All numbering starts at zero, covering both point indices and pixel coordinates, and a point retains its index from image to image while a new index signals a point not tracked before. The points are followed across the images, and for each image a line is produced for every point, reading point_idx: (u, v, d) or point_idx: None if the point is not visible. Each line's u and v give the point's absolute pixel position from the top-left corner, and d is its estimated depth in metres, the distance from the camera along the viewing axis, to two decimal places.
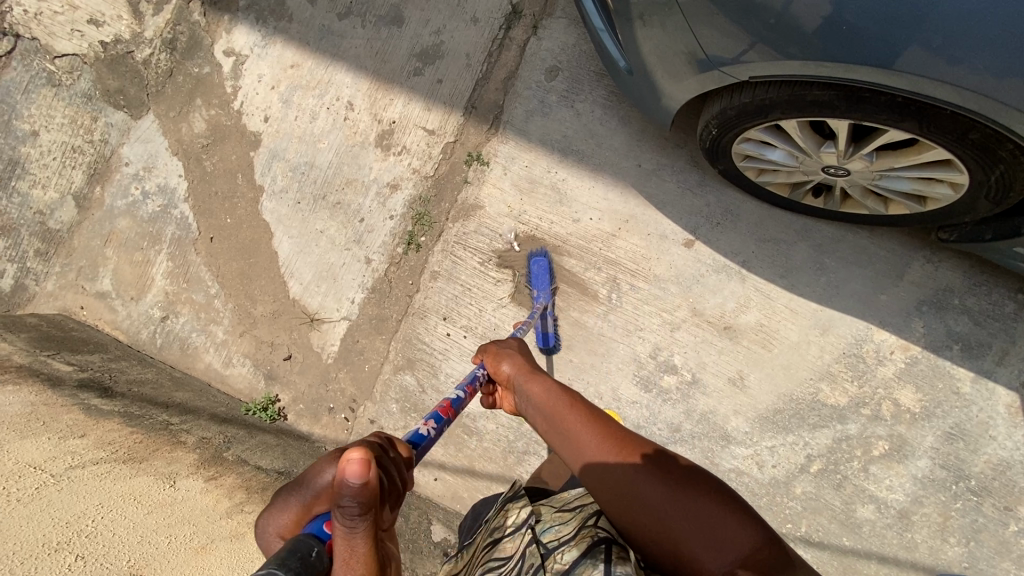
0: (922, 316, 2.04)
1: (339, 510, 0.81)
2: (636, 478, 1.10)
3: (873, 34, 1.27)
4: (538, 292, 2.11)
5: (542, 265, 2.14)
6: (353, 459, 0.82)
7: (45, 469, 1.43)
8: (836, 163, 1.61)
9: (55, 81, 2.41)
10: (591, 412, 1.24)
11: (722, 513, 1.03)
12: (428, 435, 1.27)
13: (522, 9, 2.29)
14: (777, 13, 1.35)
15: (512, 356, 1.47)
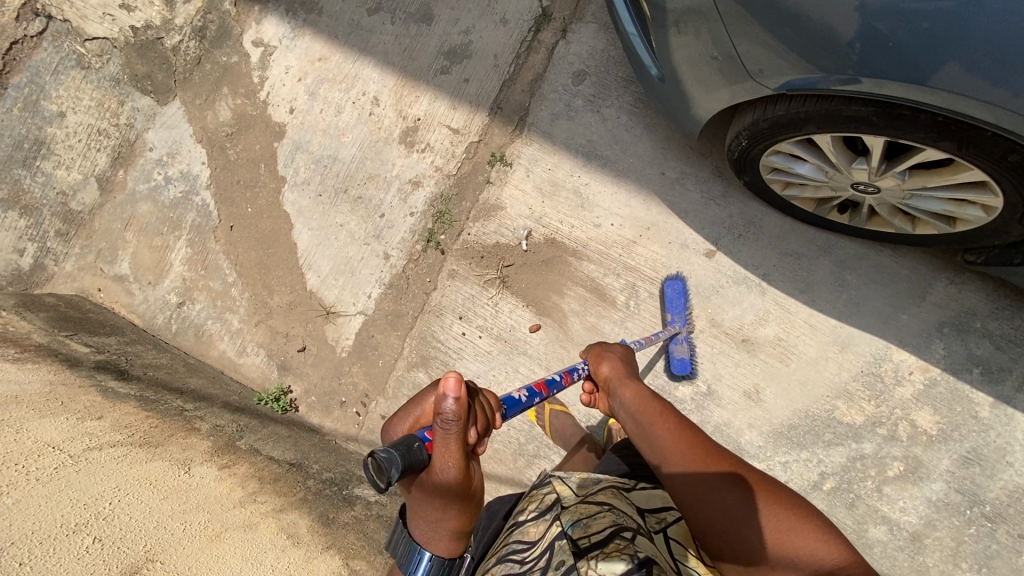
0: (942, 337, 2.02)
1: (437, 415, 0.99)
2: (716, 485, 1.15)
3: (913, 50, 1.26)
4: (671, 315, 2.06)
5: (677, 288, 2.07)
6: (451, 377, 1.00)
7: (63, 449, 1.43)
8: (867, 179, 1.60)
9: (84, 64, 2.42)
10: (675, 416, 1.30)
11: (797, 527, 1.10)
12: (518, 400, 1.42)
13: (553, 12, 2.28)
14: (817, 26, 1.34)
15: (613, 361, 1.54)
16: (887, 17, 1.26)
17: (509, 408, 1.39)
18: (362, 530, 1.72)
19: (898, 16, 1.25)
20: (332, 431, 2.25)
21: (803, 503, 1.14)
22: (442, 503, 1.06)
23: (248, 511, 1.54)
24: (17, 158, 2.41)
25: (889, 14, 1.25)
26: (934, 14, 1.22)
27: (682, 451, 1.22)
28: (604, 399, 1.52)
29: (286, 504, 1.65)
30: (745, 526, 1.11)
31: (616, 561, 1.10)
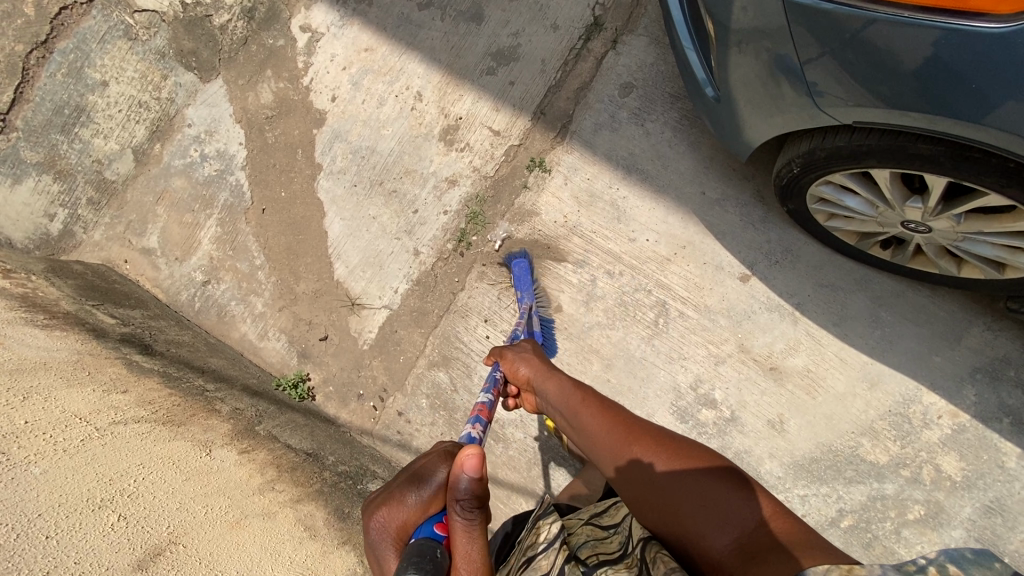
0: (974, 383, 1.99)
1: (460, 500, 1.04)
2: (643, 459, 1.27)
3: (989, 91, 1.22)
4: (520, 293, 2.12)
5: (524, 266, 2.14)
6: (471, 455, 1.04)
7: (89, 421, 1.42)
8: (920, 219, 1.57)
9: (132, 35, 2.42)
10: (602, 402, 1.43)
11: (722, 492, 1.16)
12: (478, 438, 1.46)
13: (605, 22, 2.27)
14: (892, 57, 1.30)
15: (527, 360, 1.62)
16: (967, 54, 1.22)
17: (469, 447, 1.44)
18: None
19: (977, 55, 1.21)
20: (347, 423, 2.22)
21: (737, 473, 1.20)
22: None
23: (267, 499, 1.53)
24: (56, 123, 2.40)
25: (965, 51, 1.22)
26: (1014, 55, 1.18)
27: (609, 432, 1.35)
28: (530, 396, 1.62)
29: (302, 495, 1.63)
30: (672, 495, 1.19)
31: (622, 574, 1.16)
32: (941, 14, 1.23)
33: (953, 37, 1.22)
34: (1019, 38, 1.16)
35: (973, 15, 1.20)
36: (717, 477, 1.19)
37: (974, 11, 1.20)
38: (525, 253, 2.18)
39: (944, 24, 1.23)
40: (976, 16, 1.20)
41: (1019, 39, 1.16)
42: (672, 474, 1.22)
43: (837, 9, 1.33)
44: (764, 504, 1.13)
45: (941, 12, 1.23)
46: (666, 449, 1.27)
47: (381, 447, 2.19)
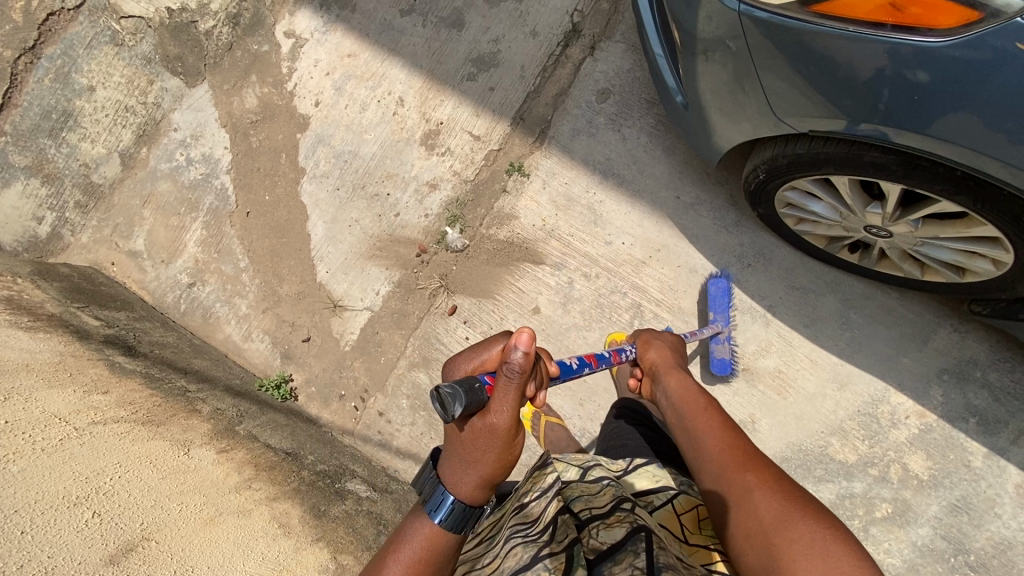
0: (941, 385, 2.03)
1: (504, 364, 0.98)
2: (751, 487, 1.12)
3: (931, 103, 1.26)
4: (714, 315, 2.05)
5: (722, 288, 2.06)
6: (526, 330, 0.99)
7: (69, 421, 1.46)
8: (880, 223, 1.61)
9: (118, 40, 2.45)
10: (727, 419, 1.33)
11: (835, 551, 0.97)
12: (571, 367, 1.49)
13: (583, 29, 2.30)
14: (845, 68, 1.33)
15: (658, 347, 1.68)
16: (913, 68, 1.25)
17: (563, 373, 1.46)
18: (351, 525, 1.72)
19: (922, 68, 1.24)
20: (329, 423, 2.26)
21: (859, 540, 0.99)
22: (483, 449, 1.04)
23: (243, 497, 1.56)
24: (43, 127, 2.44)
25: (911, 64, 1.25)
26: (956, 69, 1.21)
27: (723, 446, 1.25)
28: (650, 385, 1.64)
29: (279, 493, 1.67)
30: (775, 534, 1.03)
31: (617, 528, 1.11)
32: (884, 28, 1.25)
33: (898, 51, 1.25)
34: (956, 53, 1.20)
35: (914, 30, 1.23)
36: (832, 534, 1.00)
37: (916, 26, 1.23)
38: (727, 276, 2.09)
39: (888, 38, 1.26)
40: (917, 30, 1.23)
41: (960, 55, 1.20)
42: (781, 512, 1.06)
43: (790, 24, 1.37)
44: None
45: (886, 27, 1.26)
46: (780, 488, 1.11)
47: (362, 446, 2.23)
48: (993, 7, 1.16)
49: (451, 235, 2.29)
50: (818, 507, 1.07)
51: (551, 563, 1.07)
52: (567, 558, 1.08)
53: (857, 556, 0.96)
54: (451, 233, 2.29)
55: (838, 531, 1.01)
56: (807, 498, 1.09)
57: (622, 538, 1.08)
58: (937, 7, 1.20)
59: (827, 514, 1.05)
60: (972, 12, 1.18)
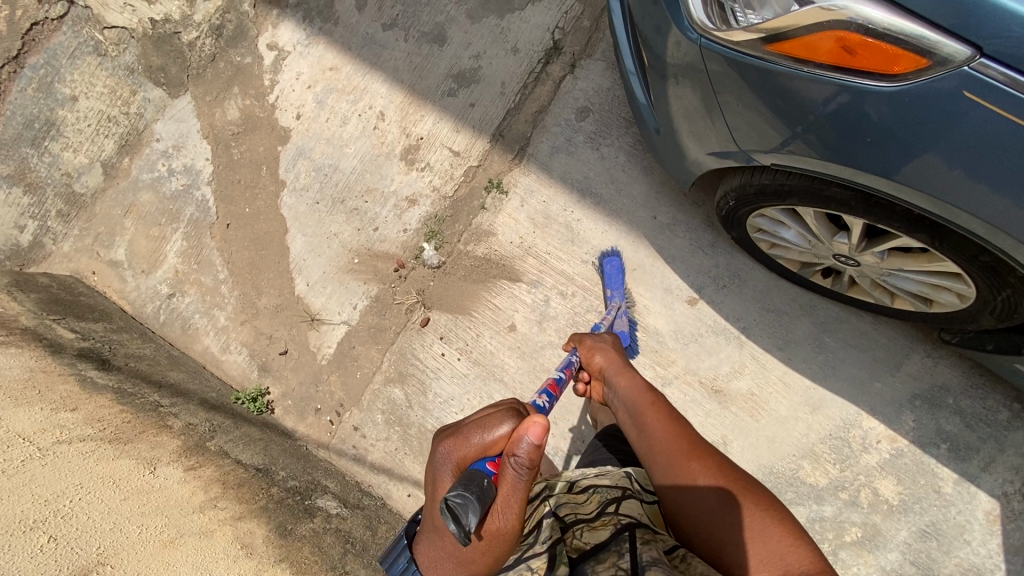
0: (913, 410, 2.03)
1: (511, 457, 0.99)
2: (697, 477, 1.22)
3: (887, 146, 1.24)
4: (611, 291, 2.12)
5: (615, 265, 2.14)
6: (538, 422, 0.99)
7: (32, 441, 1.48)
8: (847, 253, 1.60)
9: (101, 51, 2.46)
10: (668, 408, 1.39)
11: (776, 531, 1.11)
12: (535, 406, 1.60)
13: (563, 46, 2.31)
14: (802, 108, 1.31)
15: (604, 351, 1.65)
16: (866, 112, 1.23)
17: None
18: (318, 544, 1.73)
19: (875, 113, 1.22)
20: (304, 437, 2.27)
21: (788, 511, 1.14)
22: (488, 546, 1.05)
23: (207, 517, 1.57)
24: (26, 137, 2.45)
25: (863, 108, 1.23)
26: (908, 116, 1.19)
27: (670, 441, 1.30)
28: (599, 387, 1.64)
29: (245, 512, 1.68)
30: (723, 522, 1.15)
31: (600, 532, 1.17)
32: (837, 71, 1.23)
33: (851, 95, 1.23)
34: (909, 99, 1.17)
35: (866, 74, 1.20)
36: (768, 513, 1.14)
37: (868, 70, 1.19)
38: (620, 253, 2.17)
39: (842, 81, 1.23)
40: (869, 75, 1.20)
41: (911, 102, 1.17)
42: (726, 501, 1.17)
43: (746, 61, 1.34)
44: (813, 551, 1.07)
45: (839, 70, 1.23)
46: (721, 473, 1.22)
47: (337, 460, 2.24)
48: (940, 56, 1.11)
49: (428, 251, 2.30)
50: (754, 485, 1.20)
51: (528, 553, 1.11)
52: (550, 557, 1.16)
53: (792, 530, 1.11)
54: (428, 249, 2.30)
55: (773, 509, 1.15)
56: (746, 479, 1.22)
57: (605, 540, 1.14)
58: (888, 53, 1.16)
59: (760, 491, 1.19)
60: (922, 60, 1.14)
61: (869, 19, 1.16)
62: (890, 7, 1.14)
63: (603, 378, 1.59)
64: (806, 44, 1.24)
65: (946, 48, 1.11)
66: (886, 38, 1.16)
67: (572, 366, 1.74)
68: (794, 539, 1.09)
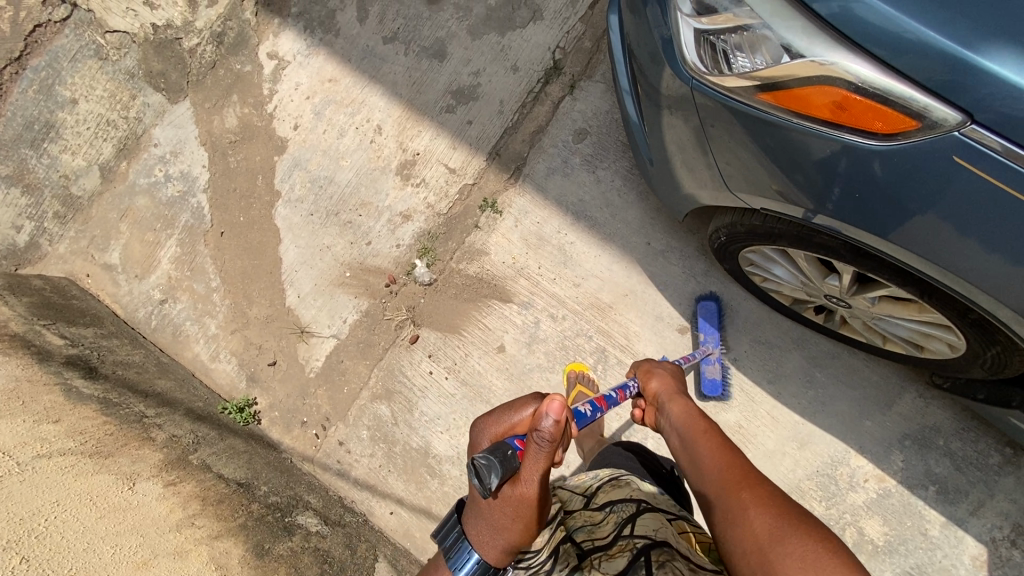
0: (903, 450, 1.99)
1: (534, 432, 1.00)
2: (747, 504, 1.08)
3: (875, 203, 1.23)
4: (705, 336, 2.05)
5: (711, 308, 2.06)
6: (561, 398, 1.02)
7: (12, 456, 1.49)
8: (838, 295, 1.58)
9: (102, 55, 2.46)
10: (723, 439, 1.27)
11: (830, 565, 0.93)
12: (585, 413, 1.49)
13: (563, 67, 2.31)
14: (791, 158, 1.29)
15: (661, 376, 1.57)
16: (854, 168, 1.21)
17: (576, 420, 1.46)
18: (295, 563, 1.72)
19: (863, 171, 1.21)
20: (289, 449, 2.27)
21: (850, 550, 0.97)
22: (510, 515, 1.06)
23: (183, 536, 1.57)
24: (25, 138, 2.45)
25: (852, 164, 1.21)
26: (896, 176, 1.17)
27: (720, 465, 1.19)
28: (653, 414, 1.54)
29: (223, 530, 1.68)
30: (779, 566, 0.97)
31: (616, 559, 1.12)
32: (826, 126, 1.21)
33: (839, 150, 1.21)
34: (898, 159, 1.15)
35: (855, 131, 1.18)
36: (826, 549, 0.97)
37: (858, 127, 1.17)
38: (716, 296, 2.09)
39: (831, 136, 1.21)
40: (858, 132, 1.18)
41: (899, 161, 1.15)
42: (775, 529, 1.02)
43: (737, 108, 1.32)
44: None
45: (828, 124, 1.21)
46: (777, 506, 1.07)
47: (321, 474, 2.24)
48: (930, 119, 1.09)
49: (420, 268, 2.29)
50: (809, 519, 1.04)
51: None
52: None
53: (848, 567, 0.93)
54: (420, 266, 2.29)
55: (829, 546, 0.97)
56: (802, 514, 1.05)
57: (621, 568, 1.09)
58: (878, 112, 1.14)
59: (820, 528, 1.02)
60: (912, 121, 1.11)
61: (859, 77, 1.14)
62: (879, 66, 1.12)
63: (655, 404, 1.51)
64: (795, 96, 1.22)
65: (937, 112, 1.08)
66: (875, 97, 1.13)
67: (626, 390, 1.64)
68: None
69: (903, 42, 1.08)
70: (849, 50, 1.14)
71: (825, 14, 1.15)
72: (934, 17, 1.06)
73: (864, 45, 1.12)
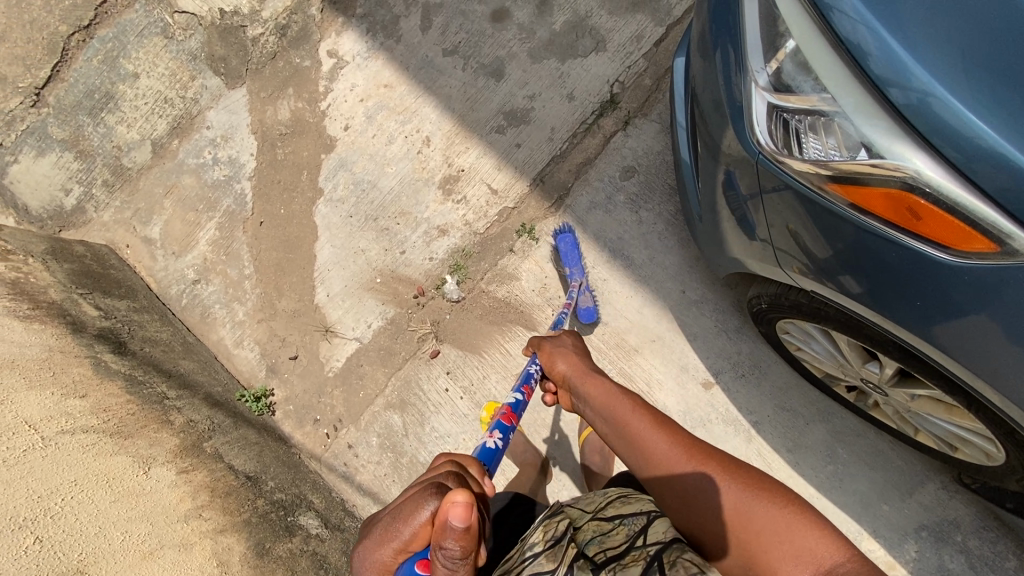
0: (918, 540, 1.90)
1: (442, 549, 0.94)
2: (709, 483, 1.14)
3: (935, 316, 1.19)
4: (570, 270, 2.10)
5: (569, 241, 2.13)
6: (459, 503, 0.94)
7: (37, 429, 1.53)
8: (876, 382, 1.53)
9: (169, 33, 2.51)
10: (656, 415, 1.30)
11: (798, 524, 1.05)
12: (495, 447, 1.44)
13: (620, 102, 2.31)
14: (853, 253, 1.26)
15: (566, 356, 1.56)
16: (920, 276, 1.17)
17: (489, 462, 1.42)
18: (292, 567, 1.74)
19: (930, 281, 1.16)
20: (299, 445, 2.30)
21: (800, 500, 1.09)
22: None
23: (190, 528, 1.59)
24: (85, 105, 2.50)
25: (918, 272, 1.17)
26: (964, 292, 1.13)
27: (668, 446, 1.23)
28: (567, 396, 1.54)
29: (227, 525, 1.70)
30: (746, 529, 1.07)
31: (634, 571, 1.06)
32: (896, 229, 1.17)
33: (907, 257, 1.18)
34: (968, 278, 1.11)
35: (925, 241, 1.14)
36: (787, 508, 1.08)
37: (929, 237, 1.14)
38: (568, 228, 2.16)
39: (899, 242, 1.18)
40: (929, 242, 1.14)
41: (971, 280, 1.11)
42: (738, 501, 1.11)
43: (802, 192, 1.29)
44: (836, 537, 1.03)
45: (899, 229, 1.17)
46: (737, 477, 1.14)
47: (326, 474, 2.26)
48: (1010, 246, 1.05)
49: (449, 284, 2.29)
50: (758, 476, 1.14)
51: None
52: None
53: (811, 518, 1.06)
54: (450, 282, 2.29)
55: (790, 502, 1.09)
56: (755, 474, 1.15)
57: None
58: (953, 227, 1.10)
59: (775, 486, 1.12)
60: (989, 243, 1.07)
61: (933, 184, 1.10)
62: (956, 175, 1.08)
63: (567, 386, 1.51)
64: (866, 194, 1.19)
65: (1016, 241, 1.04)
66: (953, 212, 1.09)
67: (531, 384, 1.63)
68: (818, 528, 1.04)
69: (986, 156, 1.04)
70: (925, 152, 1.10)
71: (901, 103, 1.11)
72: (1015, 132, 1.03)
73: (940, 147, 1.08)
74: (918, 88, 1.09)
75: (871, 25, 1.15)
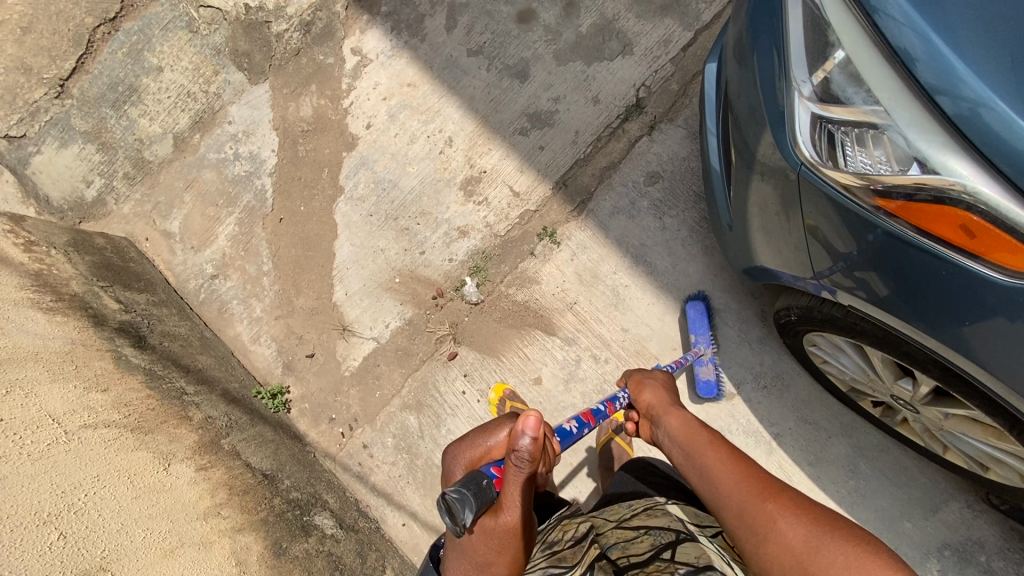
0: (940, 559, 1.88)
1: (513, 452, 1.17)
2: (776, 516, 1.06)
3: (983, 337, 1.16)
4: (695, 336, 2.03)
5: (700, 309, 2.05)
6: (531, 419, 1.17)
7: (60, 423, 1.53)
8: (907, 399, 1.51)
9: (193, 28, 2.50)
10: (732, 447, 1.24)
11: (875, 566, 0.94)
12: (570, 431, 1.63)
13: (646, 106, 2.29)
14: (898, 269, 1.24)
15: (653, 387, 1.57)
16: (968, 295, 1.15)
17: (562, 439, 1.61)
18: (308, 567, 1.73)
19: (979, 300, 1.14)
20: (314, 443, 2.29)
21: (884, 545, 0.98)
22: (501, 540, 1.25)
23: (209, 526, 1.59)
24: (108, 98, 2.51)
25: (967, 291, 1.15)
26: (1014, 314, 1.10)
27: (739, 478, 1.16)
28: (648, 427, 1.54)
29: (245, 523, 1.69)
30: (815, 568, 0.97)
31: None
32: (946, 246, 1.15)
33: (955, 276, 1.16)
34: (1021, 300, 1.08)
35: (977, 258, 1.12)
36: (866, 552, 0.96)
37: (983, 256, 1.11)
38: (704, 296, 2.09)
39: (949, 258, 1.15)
40: (981, 260, 1.11)
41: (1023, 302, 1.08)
42: (810, 539, 1.01)
43: (847, 205, 1.27)
44: None
45: (949, 246, 1.15)
46: (808, 512, 1.05)
47: (340, 473, 2.25)
48: None
49: (469, 286, 2.27)
50: (836, 518, 1.05)
51: None
52: None
53: (892, 563, 0.94)
54: (470, 284, 2.27)
55: (869, 545, 0.98)
56: (833, 517, 1.05)
57: None
58: (1009, 246, 1.07)
59: (857, 530, 1.02)
60: None
61: (986, 200, 1.07)
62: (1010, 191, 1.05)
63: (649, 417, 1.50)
64: (917, 210, 1.16)
65: None
66: (1012, 231, 1.06)
67: (617, 403, 1.71)
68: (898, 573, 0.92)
69: None
70: (981, 168, 1.07)
71: (952, 112, 1.09)
72: None
73: (993, 160, 1.05)
74: (970, 97, 1.07)
75: (921, 30, 1.12)
